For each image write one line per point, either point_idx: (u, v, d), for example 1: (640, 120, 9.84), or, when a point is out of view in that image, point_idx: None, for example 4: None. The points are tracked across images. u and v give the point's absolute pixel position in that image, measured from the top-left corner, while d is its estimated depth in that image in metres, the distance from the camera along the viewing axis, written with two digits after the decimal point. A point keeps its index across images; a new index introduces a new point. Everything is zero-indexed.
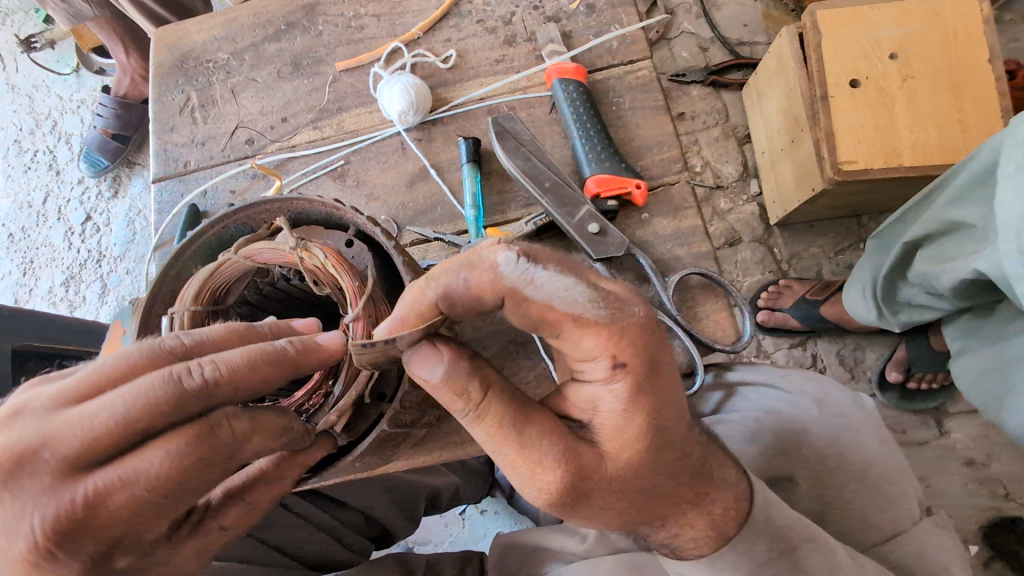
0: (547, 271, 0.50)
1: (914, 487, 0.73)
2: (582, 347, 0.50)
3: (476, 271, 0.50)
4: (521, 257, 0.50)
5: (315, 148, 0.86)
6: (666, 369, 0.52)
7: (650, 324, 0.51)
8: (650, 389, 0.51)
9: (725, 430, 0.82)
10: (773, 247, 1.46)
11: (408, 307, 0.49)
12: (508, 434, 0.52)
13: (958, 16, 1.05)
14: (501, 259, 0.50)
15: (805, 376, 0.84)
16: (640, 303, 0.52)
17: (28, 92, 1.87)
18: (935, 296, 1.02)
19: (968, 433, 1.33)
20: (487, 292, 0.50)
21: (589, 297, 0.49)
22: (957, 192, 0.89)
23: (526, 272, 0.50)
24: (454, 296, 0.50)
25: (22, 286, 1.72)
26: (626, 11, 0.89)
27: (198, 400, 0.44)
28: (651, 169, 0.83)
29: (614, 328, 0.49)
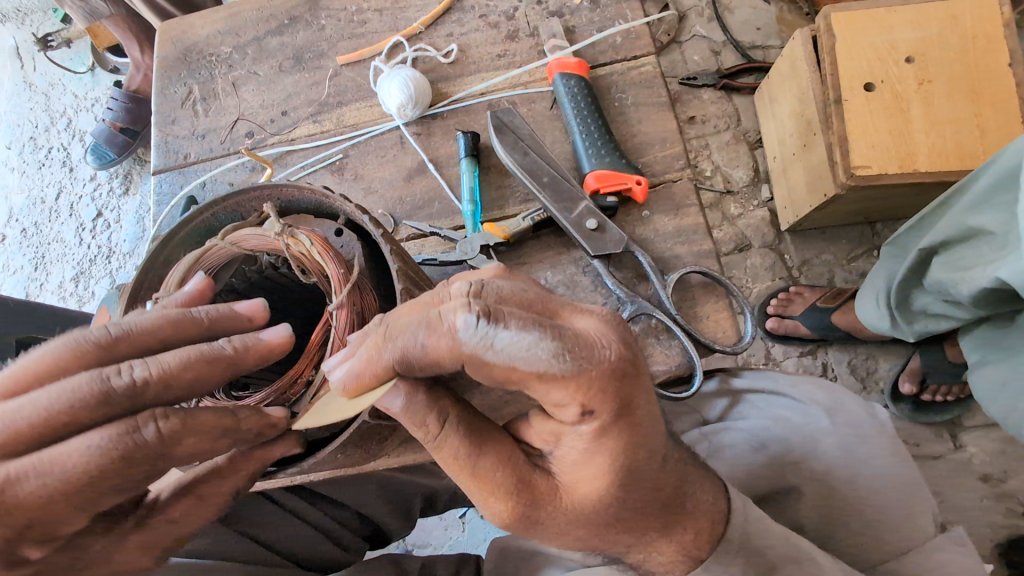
0: (508, 331, 0.43)
1: (926, 501, 0.70)
2: (550, 398, 0.45)
3: (433, 333, 0.45)
4: (479, 318, 0.44)
5: (314, 142, 0.86)
6: (639, 410, 0.48)
7: (625, 368, 0.45)
8: (620, 431, 0.48)
9: (731, 437, 0.78)
10: (784, 253, 1.42)
11: (361, 368, 0.46)
12: (463, 467, 0.52)
13: (977, 17, 1.02)
14: (459, 323, 0.44)
15: (814, 384, 0.80)
16: (616, 346, 0.45)
17: (45, 90, 1.91)
18: (952, 305, 0.98)
19: (985, 448, 1.28)
20: (445, 356, 0.46)
21: (554, 353, 0.43)
22: (979, 196, 0.86)
23: (484, 336, 0.43)
24: (411, 357, 0.46)
25: (33, 280, 1.75)
26: (630, 6, 0.88)
27: (157, 456, 0.46)
28: (653, 165, 0.81)
29: (580, 383, 0.43)
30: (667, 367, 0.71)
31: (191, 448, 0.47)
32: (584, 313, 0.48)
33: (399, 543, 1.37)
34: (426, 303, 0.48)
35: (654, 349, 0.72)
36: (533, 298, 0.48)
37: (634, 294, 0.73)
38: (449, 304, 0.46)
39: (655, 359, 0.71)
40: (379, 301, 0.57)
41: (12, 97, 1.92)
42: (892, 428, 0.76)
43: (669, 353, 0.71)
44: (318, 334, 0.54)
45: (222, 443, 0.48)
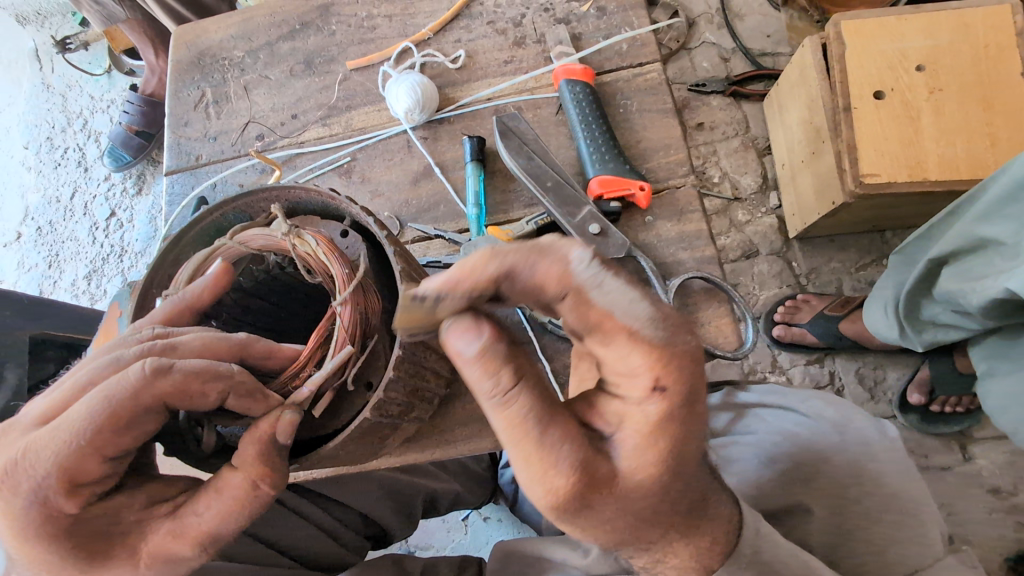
0: (617, 281, 0.47)
1: (932, 512, 0.69)
2: (628, 361, 0.48)
3: (547, 259, 0.47)
4: (596, 258, 0.47)
5: (323, 145, 0.87)
6: (700, 401, 0.50)
7: (696, 354, 0.50)
8: (682, 417, 0.49)
9: (738, 453, 0.80)
10: (792, 261, 1.42)
11: (467, 272, 0.46)
12: (530, 427, 0.48)
13: (989, 27, 1.02)
14: (574, 256, 0.47)
15: (826, 400, 0.80)
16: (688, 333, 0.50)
17: (63, 91, 1.95)
18: (961, 315, 0.97)
19: (994, 460, 1.27)
20: (550, 284, 0.47)
21: (650, 314, 0.47)
22: (989, 206, 0.85)
23: (598, 274, 0.47)
24: (514, 277, 0.47)
25: (47, 278, 1.78)
26: (637, 14, 0.89)
27: (144, 395, 0.48)
28: (657, 171, 0.81)
29: (668, 348, 0.47)
30: None
31: (176, 385, 0.48)
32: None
33: (401, 544, 1.38)
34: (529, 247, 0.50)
35: None
36: None
37: None
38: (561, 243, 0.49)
39: None
40: (383, 302, 0.58)
41: (31, 98, 1.96)
42: (895, 437, 0.76)
43: None
44: (318, 332, 0.53)
45: (210, 390, 0.49)
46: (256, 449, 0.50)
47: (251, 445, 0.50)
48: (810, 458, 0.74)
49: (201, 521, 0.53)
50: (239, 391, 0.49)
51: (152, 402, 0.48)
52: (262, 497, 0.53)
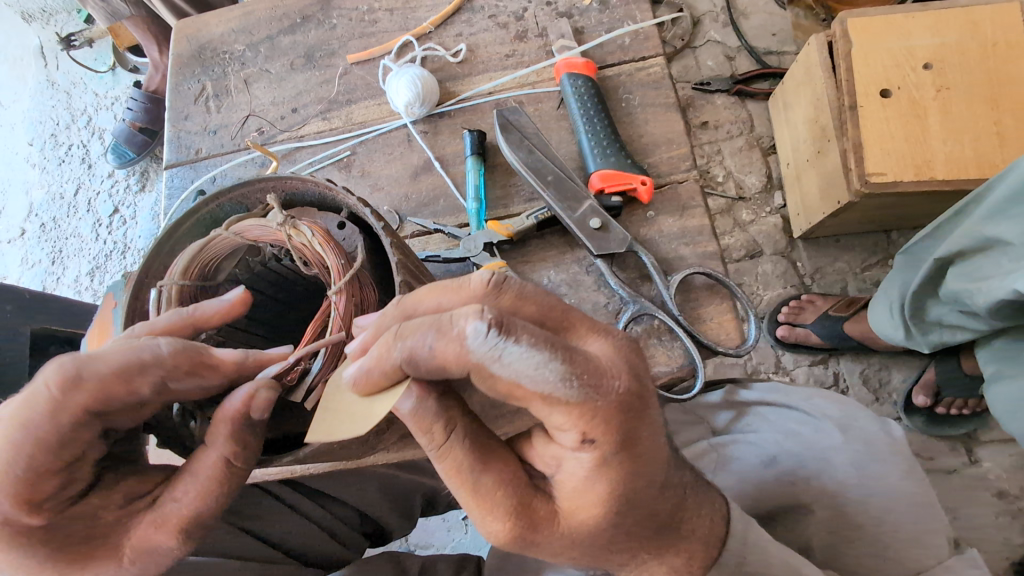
0: (519, 346, 0.42)
1: (938, 513, 0.68)
2: (552, 420, 0.45)
3: (444, 337, 0.44)
4: (492, 329, 0.42)
5: (323, 139, 0.87)
6: (642, 441, 0.47)
7: (630, 400, 0.45)
8: (617, 457, 0.47)
9: (738, 450, 0.79)
10: (796, 261, 1.40)
11: (371, 366, 0.45)
12: (463, 479, 0.49)
13: (998, 24, 1.01)
14: (470, 330, 0.43)
15: (828, 400, 0.79)
16: (623, 374, 0.46)
17: (67, 89, 1.96)
18: (968, 316, 0.96)
19: (1001, 463, 1.25)
20: (453, 364, 0.44)
21: (563, 375, 0.42)
22: (996, 206, 0.84)
23: (495, 346, 0.42)
24: (418, 359, 0.45)
25: (50, 274, 1.78)
26: (640, 8, 0.88)
27: (35, 408, 0.48)
28: (659, 166, 0.80)
29: (585, 409, 0.43)
30: (669, 369, 0.71)
31: (94, 390, 0.48)
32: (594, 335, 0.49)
33: (401, 543, 1.37)
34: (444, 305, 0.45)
35: (656, 349, 0.71)
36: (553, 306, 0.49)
37: (637, 294, 0.73)
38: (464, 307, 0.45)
39: (657, 360, 0.71)
40: (379, 293, 0.58)
41: (36, 95, 1.97)
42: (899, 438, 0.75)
43: (672, 355, 0.71)
44: (315, 323, 0.54)
45: (138, 383, 0.48)
46: (226, 428, 0.49)
47: (221, 425, 0.49)
48: (811, 455, 0.73)
49: (178, 506, 0.53)
50: (173, 377, 0.49)
51: (82, 411, 0.49)
52: (234, 483, 0.53)
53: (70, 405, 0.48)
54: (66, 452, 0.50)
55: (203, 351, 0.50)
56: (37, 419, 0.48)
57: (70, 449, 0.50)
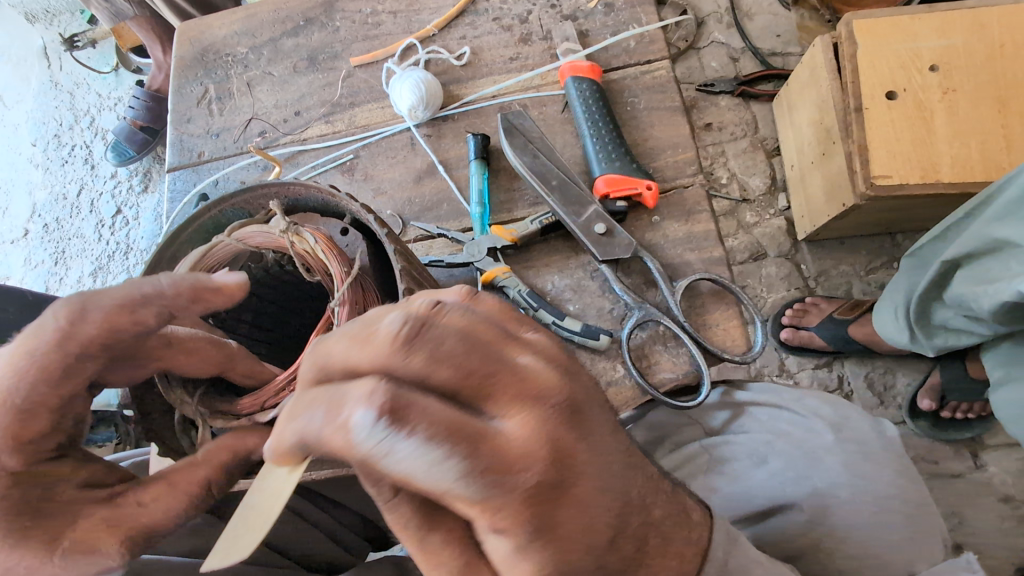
0: (409, 443, 0.34)
1: (929, 520, 0.68)
2: (460, 514, 0.37)
3: (326, 433, 0.35)
4: (380, 421, 0.34)
5: (326, 142, 0.86)
6: (581, 515, 0.38)
7: (548, 490, 0.37)
8: (538, 525, 0.37)
9: (732, 452, 0.75)
10: (800, 263, 1.40)
11: (274, 446, 0.38)
12: (405, 539, 0.41)
13: (1005, 26, 1.00)
14: (353, 424, 0.34)
15: (819, 400, 0.78)
16: (538, 464, 0.37)
17: (70, 89, 1.96)
18: (973, 320, 0.95)
19: (1006, 467, 1.25)
20: (341, 457, 0.36)
21: (462, 476, 0.35)
22: (1002, 208, 0.83)
23: (383, 444, 0.34)
24: (310, 445, 0.37)
25: (53, 275, 1.78)
26: (645, 10, 0.87)
27: (37, 343, 0.45)
28: (664, 170, 0.80)
29: (487, 510, 0.36)
30: (674, 375, 0.70)
31: (100, 324, 0.45)
32: (524, 401, 0.38)
33: None
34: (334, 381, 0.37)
35: (661, 356, 0.71)
36: (478, 357, 0.38)
37: (642, 300, 0.72)
38: (357, 381, 0.36)
39: (662, 366, 0.71)
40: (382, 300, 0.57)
41: (39, 96, 1.97)
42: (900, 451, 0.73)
43: (677, 360, 0.71)
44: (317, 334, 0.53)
45: (143, 315, 0.46)
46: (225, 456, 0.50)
47: (220, 451, 0.50)
48: (802, 456, 0.72)
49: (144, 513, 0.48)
50: (178, 306, 0.46)
51: (89, 346, 0.45)
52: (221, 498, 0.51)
53: (74, 341, 0.45)
54: (66, 387, 0.47)
55: (204, 278, 0.47)
56: (40, 353, 0.45)
57: (71, 383, 0.47)
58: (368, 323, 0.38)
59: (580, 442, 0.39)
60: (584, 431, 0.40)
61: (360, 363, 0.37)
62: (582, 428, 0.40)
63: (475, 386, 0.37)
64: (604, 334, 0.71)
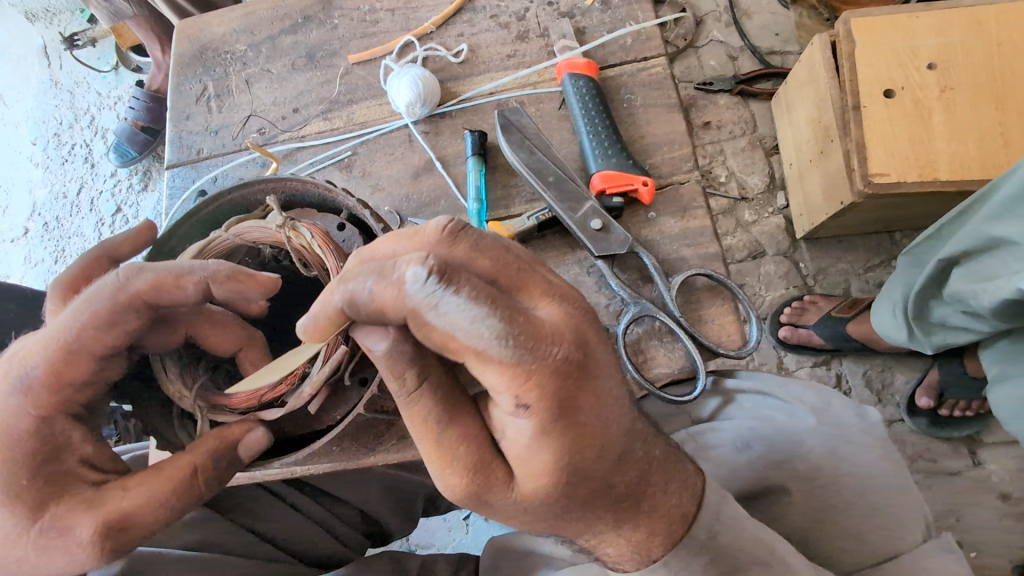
0: (456, 297, 0.43)
1: (916, 499, 0.67)
2: (486, 380, 0.46)
3: (387, 287, 0.45)
4: (433, 277, 0.43)
5: (324, 139, 0.87)
6: (584, 412, 0.48)
7: (568, 368, 0.46)
8: (547, 391, 0.46)
9: (717, 438, 0.74)
10: (798, 261, 1.40)
11: (317, 311, 0.47)
12: (429, 430, 0.50)
13: (1003, 25, 1.00)
14: (408, 275, 0.44)
15: (804, 385, 0.78)
16: (563, 340, 0.46)
17: (70, 88, 1.96)
18: (972, 317, 0.95)
19: (1004, 465, 1.25)
20: (390, 309, 0.46)
21: (496, 333, 0.44)
22: (1000, 206, 0.83)
23: (434, 295, 0.43)
24: (359, 303, 0.46)
25: (53, 273, 1.78)
26: (642, 8, 0.88)
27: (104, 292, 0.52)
28: (660, 167, 0.80)
29: (508, 368, 0.45)
30: (669, 370, 0.71)
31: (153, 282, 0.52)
32: (549, 297, 0.49)
33: (402, 542, 1.37)
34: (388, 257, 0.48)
35: (657, 352, 0.71)
36: (508, 264, 0.49)
37: (638, 296, 0.72)
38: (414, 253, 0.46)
39: (658, 362, 0.71)
40: None
41: (39, 95, 1.98)
42: (881, 433, 0.72)
43: (673, 356, 0.71)
44: None
45: (186, 283, 0.52)
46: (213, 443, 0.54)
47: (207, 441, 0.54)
48: (779, 438, 0.72)
49: (108, 495, 0.53)
50: (213, 280, 0.51)
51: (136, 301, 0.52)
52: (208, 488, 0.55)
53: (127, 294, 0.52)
54: (108, 335, 0.52)
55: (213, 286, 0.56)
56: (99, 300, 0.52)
57: (114, 332, 0.52)
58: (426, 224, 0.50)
59: (591, 336, 0.49)
60: (594, 333, 0.50)
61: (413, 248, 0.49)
62: (594, 330, 0.50)
63: (509, 278, 0.49)
64: None
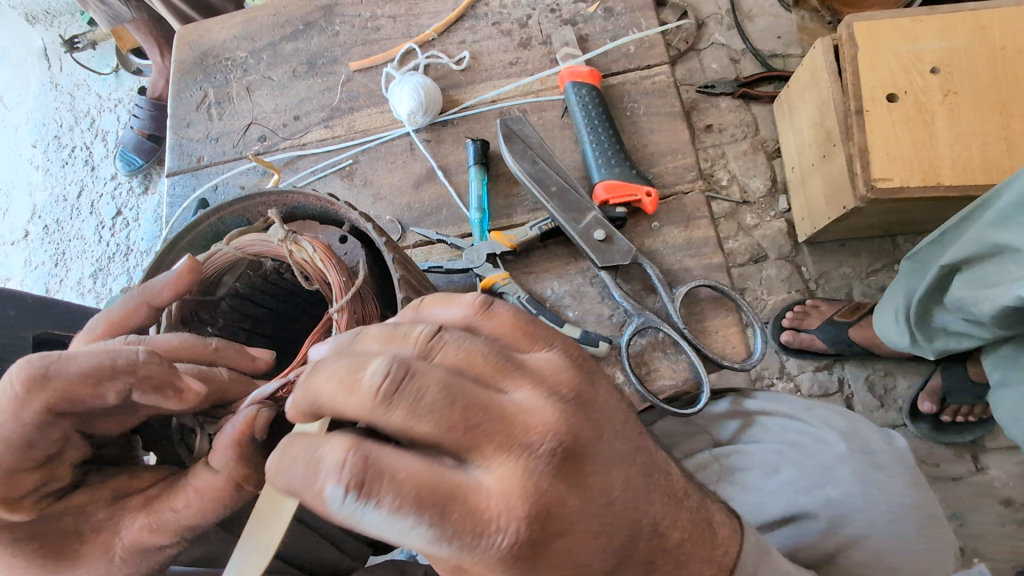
0: (379, 512, 0.34)
1: (948, 534, 0.68)
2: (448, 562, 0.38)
3: (304, 493, 0.36)
4: (349, 493, 0.34)
5: (325, 147, 0.86)
6: (562, 552, 0.36)
7: (530, 548, 0.35)
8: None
9: (744, 461, 0.75)
10: (801, 266, 1.39)
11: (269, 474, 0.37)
12: None
13: (1008, 29, 0.99)
14: (326, 491, 0.34)
15: (832, 411, 0.78)
16: (514, 522, 0.35)
17: (70, 90, 1.96)
18: (973, 324, 0.95)
19: (1007, 470, 1.24)
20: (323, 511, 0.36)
21: (433, 540, 0.34)
22: (1001, 212, 0.82)
23: (354, 515, 0.34)
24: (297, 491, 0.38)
25: (53, 276, 1.78)
26: (645, 15, 0.87)
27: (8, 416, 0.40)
28: (664, 176, 0.80)
29: (470, 563, 0.36)
30: (672, 382, 0.70)
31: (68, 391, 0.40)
32: (509, 451, 0.36)
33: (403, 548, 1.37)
34: (309, 436, 0.37)
35: (661, 363, 0.71)
36: (454, 413, 0.36)
37: (641, 307, 0.72)
38: (332, 444, 0.35)
39: (661, 374, 0.71)
40: (380, 308, 0.57)
41: (40, 97, 1.97)
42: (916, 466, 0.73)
43: (676, 368, 0.71)
44: (315, 338, 0.54)
45: (105, 390, 0.41)
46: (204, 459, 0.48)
47: (221, 453, 0.44)
48: (814, 468, 0.71)
49: None
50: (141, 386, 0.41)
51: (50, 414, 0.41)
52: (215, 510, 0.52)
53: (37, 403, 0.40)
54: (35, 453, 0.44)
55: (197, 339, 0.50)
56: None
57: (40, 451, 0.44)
58: (355, 370, 0.37)
59: (570, 494, 0.37)
60: (581, 477, 0.38)
61: (345, 414, 0.37)
62: (580, 472, 0.38)
63: (460, 437, 0.36)
64: (604, 341, 0.70)
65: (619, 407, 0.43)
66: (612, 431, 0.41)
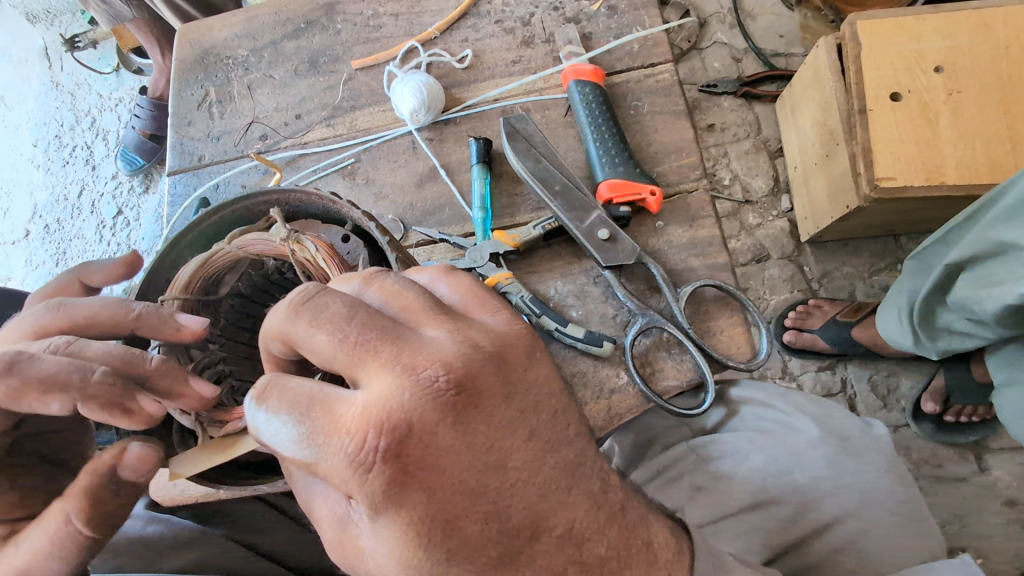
0: (268, 413, 0.38)
1: (929, 521, 0.66)
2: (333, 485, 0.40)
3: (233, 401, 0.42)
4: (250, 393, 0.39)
5: (327, 146, 0.86)
6: (429, 472, 0.38)
7: (391, 457, 0.37)
8: (393, 491, 0.38)
9: (719, 450, 0.73)
10: (803, 265, 1.38)
11: None
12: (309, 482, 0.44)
13: (1010, 27, 0.99)
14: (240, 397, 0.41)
15: (808, 398, 0.79)
16: (370, 433, 0.37)
17: (71, 90, 1.96)
18: (977, 323, 0.94)
19: (1010, 471, 1.24)
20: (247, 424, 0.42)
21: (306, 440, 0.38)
22: (1006, 210, 0.81)
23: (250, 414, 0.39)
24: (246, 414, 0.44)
25: (53, 275, 1.77)
26: (649, 13, 0.87)
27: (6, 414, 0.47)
28: (668, 175, 0.79)
29: (337, 473, 0.38)
30: (677, 382, 0.70)
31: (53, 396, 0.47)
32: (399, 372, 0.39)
33: None
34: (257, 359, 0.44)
35: (665, 364, 0.70)
36: (350, 331, 0.39)
37: (646, 307, 0.72)
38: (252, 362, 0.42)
39: (667, 374, 0.70)
40: None
41: (40, 96, 1.97)
42: (889, 451, 0.71)
43: (680, 367, 0.70)
44: None
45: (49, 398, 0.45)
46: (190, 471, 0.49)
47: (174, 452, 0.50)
48: (785, 454, 0.71)
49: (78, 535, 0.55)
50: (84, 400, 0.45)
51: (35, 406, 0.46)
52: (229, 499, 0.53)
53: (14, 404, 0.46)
54: None
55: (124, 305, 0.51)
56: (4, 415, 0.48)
57: None
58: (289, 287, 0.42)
59: (448, 426, 0.39)
60: (467, 416, 0.40)
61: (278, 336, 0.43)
62: (473, 410, 0.40)
63: (354, 355, 0.39)
64: (608, 341, 0.70)
65: (551, 393, 0.44)
66: (528, 400, 0.43)
